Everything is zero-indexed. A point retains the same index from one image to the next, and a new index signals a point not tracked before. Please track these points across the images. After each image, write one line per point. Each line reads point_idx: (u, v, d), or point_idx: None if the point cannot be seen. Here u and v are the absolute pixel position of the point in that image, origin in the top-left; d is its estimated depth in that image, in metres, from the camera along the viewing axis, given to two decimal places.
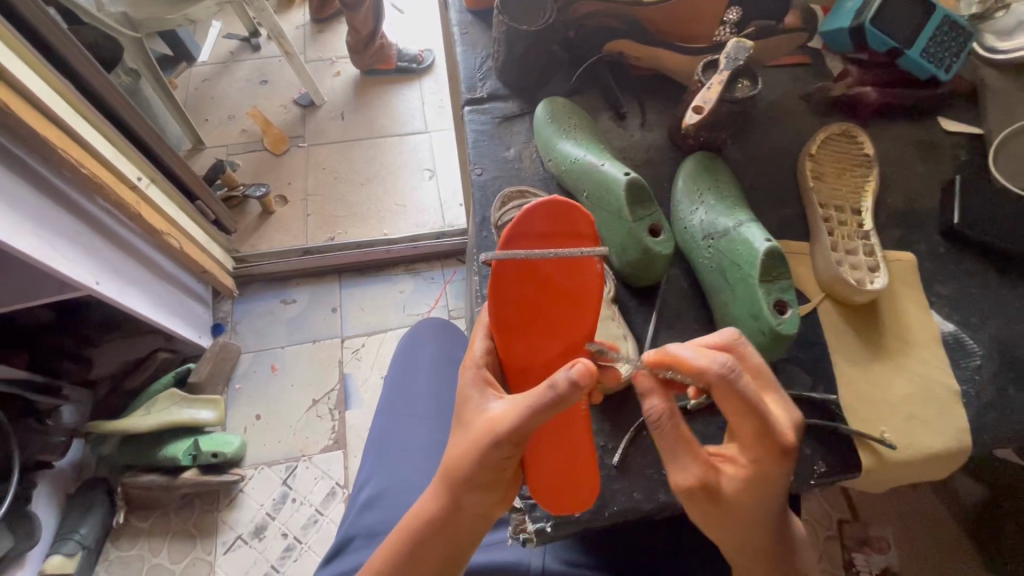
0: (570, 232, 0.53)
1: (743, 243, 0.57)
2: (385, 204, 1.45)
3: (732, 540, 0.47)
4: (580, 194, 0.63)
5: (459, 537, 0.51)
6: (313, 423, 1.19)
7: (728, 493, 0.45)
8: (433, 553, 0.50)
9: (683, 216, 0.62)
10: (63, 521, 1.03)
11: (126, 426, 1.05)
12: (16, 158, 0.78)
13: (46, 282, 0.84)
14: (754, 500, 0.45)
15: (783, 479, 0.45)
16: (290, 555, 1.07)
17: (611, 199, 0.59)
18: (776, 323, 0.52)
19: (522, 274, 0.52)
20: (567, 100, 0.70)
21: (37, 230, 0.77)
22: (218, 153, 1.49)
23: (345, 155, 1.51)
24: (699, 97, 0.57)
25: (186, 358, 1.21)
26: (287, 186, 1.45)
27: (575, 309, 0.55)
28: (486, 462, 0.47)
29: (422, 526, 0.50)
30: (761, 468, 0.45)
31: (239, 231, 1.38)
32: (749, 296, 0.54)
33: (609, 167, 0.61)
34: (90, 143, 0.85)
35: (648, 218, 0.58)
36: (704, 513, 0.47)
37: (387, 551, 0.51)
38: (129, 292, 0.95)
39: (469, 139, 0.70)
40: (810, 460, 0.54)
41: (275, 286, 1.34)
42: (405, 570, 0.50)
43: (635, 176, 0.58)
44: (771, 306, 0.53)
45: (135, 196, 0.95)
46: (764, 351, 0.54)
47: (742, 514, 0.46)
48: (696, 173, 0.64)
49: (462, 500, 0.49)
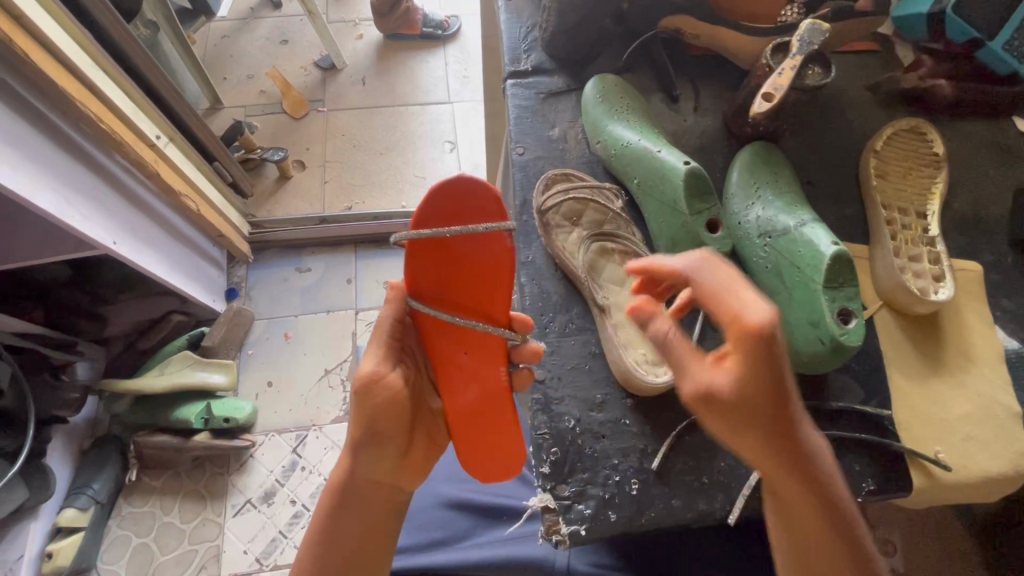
0: (479, 208, 0.53)
1: (806, 243, 0.53)
2: (404, 175, 1.41)
3: (750, 447, 0.43)
4: (631, 181, 0.61)
5: (369, 503, 0.53)
6: (325, 393, 1.19)
7: (729, 395, 0.40)
8: (351, 527, 0.52)
9: (738, 210, 0.59)
10: (76, 476, 1.04)
11: (140, 386, 1.05)
12: (35, 109, 0.75)
13: (63, 239, 0.83)
14: (765, 399, 0.40)
15: (778, 364, 0.38)
16: (298, 522, 1.08)
17: (667, 188, 0.56)
18: (839, 332, 0.50)
19: (437, 255, 0.53)
20: (618, 78, 0.67)
21: (54, 186, 0.75)
22: (235, 113, 1.45)
23: (366, 122, 1.47)
24: (769, 83, 0.53)
25: (200, 322, 1.20)
26: (306, 152, 1.42)
27: (488, 284, 0.55)
28: (364, 415, 0.50)
29: (332, 497, 0.52)
30: (750, 356, 0.39)
31: (255, 195, 1.36)
32: (810, 302, 0.52)
33: (666, 155, 0.58)
34: (110, 97, 0.82)
35: (706, 213, 0.56)
36: (713, 420, 0.43)
37: (308, 536, 0.53)
38: (145, 254, 0.94)
39: (512, 114, 0.67)
40: (860, 478, 0.52)
41: (290, 254, 1.32)
42: (326, 549, 0.52)
43: (695, 166, 0.55)
44: (835, 316, 0.50)
45: (153, 155, 0.92)
46: (823, 363, 0.51)
47: (755, 415, 0.40)
48: (753, 165, 0.60)
49: (354, 463, 0.51)
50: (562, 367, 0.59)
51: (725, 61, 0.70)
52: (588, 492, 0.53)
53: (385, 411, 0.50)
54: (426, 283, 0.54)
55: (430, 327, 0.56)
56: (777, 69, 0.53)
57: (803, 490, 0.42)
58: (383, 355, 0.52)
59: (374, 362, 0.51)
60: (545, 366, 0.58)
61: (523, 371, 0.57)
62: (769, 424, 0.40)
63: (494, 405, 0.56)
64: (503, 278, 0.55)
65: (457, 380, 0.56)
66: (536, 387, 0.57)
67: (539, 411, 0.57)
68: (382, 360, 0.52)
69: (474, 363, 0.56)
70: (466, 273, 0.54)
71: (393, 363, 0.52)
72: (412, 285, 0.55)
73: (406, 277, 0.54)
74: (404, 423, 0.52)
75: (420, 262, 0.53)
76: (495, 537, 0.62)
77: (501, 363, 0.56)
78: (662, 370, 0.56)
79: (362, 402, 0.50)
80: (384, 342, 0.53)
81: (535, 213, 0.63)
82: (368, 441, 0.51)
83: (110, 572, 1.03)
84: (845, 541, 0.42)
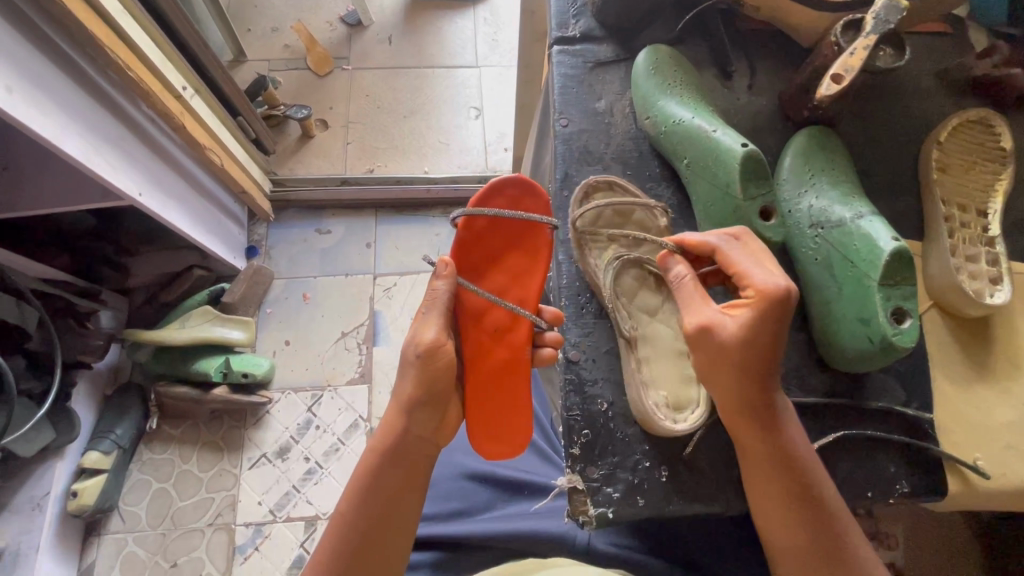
0: (530, 203, 0.61)
1: (862, 236, 0.53)
2: (428, 140, 1.39)
3: (729, 401, 0.51)
4: (680, 159, 0.60)
5: (416, 465, 0.52)
6: (342, 354, 1.20)
7: (730, 334, 0.49)
8: (395, 485, 0.51)
9: (790, 198, 0.58)
10: (100, 420, 1.07)
11: (162, 338, 1.07)
12: (64, 54, 0.73)
13: (88, 187, 0.83)
14: (747, 349, 0.49)
15: (779, 325, 0.48)
16: (311, 478, 1.11)
17: (721, 171, 0.56)
18: (891, 332, 0.50)
19: (488, 234, 0.61)
20: (672, 49, 0.65)
21: (82, 133, 0.74)
22: (259, 67, 1.42)
23: (391, 83, 1.44)
24: (839, 63, 0.51)
25: (220, 278, 1.21)
26: (329, 111, 1.39)
27: (528, 270, 0.61)
28: (426, 373, 0.52)
29: (378, 459, 0.51)
30: (761, 314, 0.48)
31: (278, 152, 1.34)
32: (864, 298, 0.52)
33: (722, 134, 0.57)
34: (139, 44, 0.80)
35: (761, 199, 0.56)
36: (700, 361, 0.52)
37: (349, 495, 0.50)
38: (168, 206, 0.94)
39: (556, 82, 0.65)
40: (894, 479, 0.55)
41: (311, 214, 1.31)
42: (370, 509, 0.50)
43: (754, 150, 0.54)
44: (889, 317, 0.51)
45: (180, 106, 0.90)
46: (876, 359, 0.52)
47: (733, 367, 0.50)
48: (809, 150, 0.59)
49: (409, 421, 0.52)
50: (597, 349, 0.59)
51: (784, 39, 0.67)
52: (617, 476, 0.55)
53: (445, 376, 0.53)
54: (471, 260, 0.61)
55: (467, 302, 0.60)
56: (849, 49, 0.51)
57: (778, 457, 0.50)
58: (442, 324, 0.54)
59: (434, 332, 0.53)
60: (579, 346, 0.59)
61: (547, 351, 0.59)
62: (744, 380, 0.50)
63: (514, 382, 0.59)
64: (541, 265, 0.61)
65: (485, 355, 0.59)
66: (569, 367, 0.58)
67: (572, 391, 0.57)
68: (443, 328, 0.54)
69: (503, 339, 0.60)
70: (506, 257, 0.62)
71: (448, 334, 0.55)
72: (461, 260, 0.61)
73: (453, 251, 0.61)
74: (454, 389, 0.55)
75: (472, 241, 0.61)
76: (517, 511, 0.63)
77: (526, 343, 0.60)
78: (681, 416, 0.56)
79: (428, 364, 0.52)
80: (442, 313, 0.55)
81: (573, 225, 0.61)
82: (426, 403, 0.52)
83: (131, 514, 1.07)
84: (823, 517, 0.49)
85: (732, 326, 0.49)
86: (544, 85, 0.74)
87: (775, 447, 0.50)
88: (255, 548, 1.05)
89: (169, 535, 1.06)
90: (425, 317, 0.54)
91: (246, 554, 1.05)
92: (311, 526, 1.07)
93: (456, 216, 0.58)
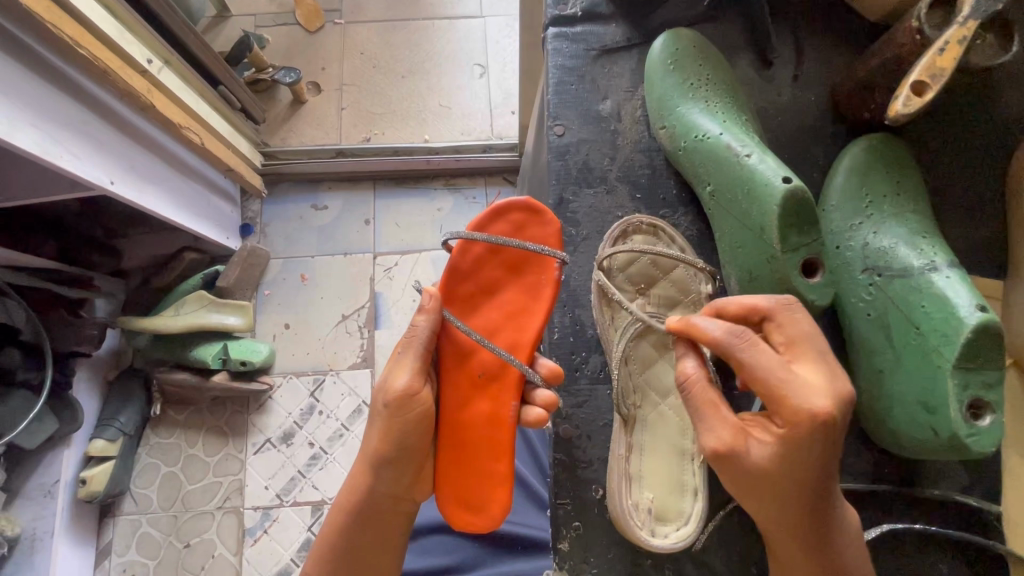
0: (538, 234, 0.60)
1: (919, 286, 0.56)
2: (428, 103, 1.27)
3: (764, 510, 0.52)
4: (705, 185, 0.63)
5: (384, 523, 0.57)
6: (342, 338, 1.16)
7: (756, 460, 0.49)
8: (362, 541, 0.57)
9: (848, 227, 0.62)
10: (104, 406, 1.07)
11: (155, 326, 1.04)
12: (11, 36, 0.64)
13: (56, 177, 0.76)
14: (779, 473, 0.49)
15: (817, 450, 0.47)
16: (316, 463, 1.10)
17: (737, 202, 0.58)
18: (965, 433, 0.51)
19: (487, 263, 0.60)
20: (693, 33, 0.68)
21: (38, 122, 0.67)
22: (244, 24, 1.30)
23: (388, 39, 1.31)
24: (924, 71, 0.47)
25: (215, 259, 1.17)
26: (321, 72, 1.28)
27: (526, 308, 0.60)
28: (392, 423, 0.53)
29: (346, 517, 0.57)
30: (794, 443, 0.47)
31: (268, 121, 1.25)
32: (937, 383, 0.53)
33: (759, 162, 0.57)
34: (89, 15, 0.71)
35: (804, 250, 0.55)
36: (726, 479, 0.51)
37: (322, 541, 0.58)
38: (147, 191, 0.87)
39: (554, 69, 0.71)
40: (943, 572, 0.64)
41: (306, 188, 1.24)
42: (338, 557, 0.57)
43: (797, 185, 0.53)
44: (964, 413, 0.51)
45: (147, 83, 0.82)
46: (942, 450, 0.53)
47: (770, 488, 0.50)
48: (863, 168, 0.63)
49: (374, 483, 0.55)
50: (592, 423, 0.65)
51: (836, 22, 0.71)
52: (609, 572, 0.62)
53: (414, 428, 0.53)
54: (466, 291, 0.60)
55: (454, 339, 0.59)
56: (937, 43, 0.47)
57: (811, 553, 0.53)
58: (418, 369, 0.54)
59: (407, 378, 0.53)
60: (573, 421, 0.65)
61: (537, 410, 0.57)
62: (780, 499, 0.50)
63: (497, 434, 0.58)
64: (541, 304, 0.60)
65: (468, 403, 0.58)
66: (561, 447, 0.64)
67: (565, 469, 0.63)
68: (418, 374, 0.54)
69: (489, 384, 0.59)
70: (501, 292, 0.61)
71: (424, 379, 0.54)
72: (452, 291, 0.60)
73: (446, 280, 0.60)
74: (426, 442, 0.55)
75: (468, 269, 0.60)
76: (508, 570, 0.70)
77: (515, 395, 0.58)
78: (659, 529, 0.59)
79: (398, 415, 0.52)
80: (418, 355, 0.55)
81: (602, 261, 0.64)
82: (392, 462, 0.54)
83: (143, 496, 1.08)
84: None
85: (764, 451, 0.49)
86: (544, 65, 0.79)
87: (814, 554, 0.53)
88: (264, 531, 1.06)
89: (181, 517, 1.07)
90: (401, 358, 0.55)
91: (255, 537, 1.06)
92: (317, 510, 1.08)
93: (451, 239, 0.58)
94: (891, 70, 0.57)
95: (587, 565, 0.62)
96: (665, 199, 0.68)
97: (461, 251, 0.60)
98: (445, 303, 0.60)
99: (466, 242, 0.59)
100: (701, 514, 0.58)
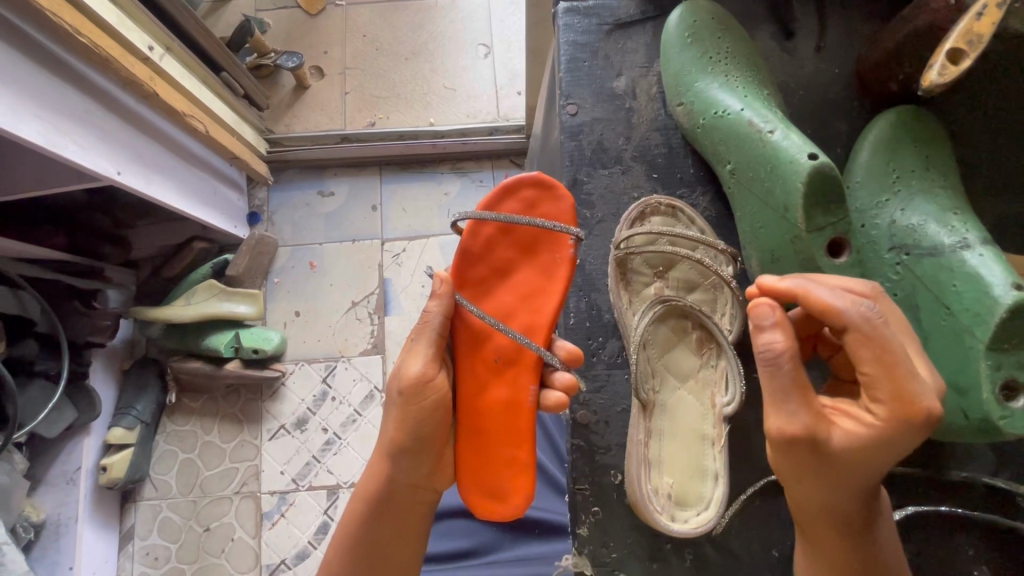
0: (551, 211, 0.60)
1: (949, 266, 0.54)
2: (432, 85, 1.25)
3: (810, 496, 0.51)
4: (725, 165, 0.61)
5: (404, 512, 0.58)
6: (353, 325, 1.16)
7: (835, 448, 0.47)
8: (381, 531, 0.58)
9: (875, 205, 0.60)
10: (121, 395, 1.09)
11: (168, 314, 1.05)
12: (11, 26, 0.63)
13: (63, 169, 0.76)
14: (856, 465, 0.47)
15: (902, 446, 0.45)
16: (330, 448, 1.11)
17: (759, 181, 0.57)
18: (998, 417, 0.48)
19: (498, 244, 0.60)
20: (710, 4, 0.66)
21: (43, 113, 0.67)
22: (245, 8, 1.28)
23: (389, 20, 1.28)
24: (959, 38, 0.46)
25: (224, 248, 1.17)
26: (324, 56, 1.26)
27: (541, 289, 0.60)
28: (408, 413, 0.53)
29: (366, 506, 0.58)
30: (884, 436, 0.45)
31: (272, 107, 1.24)
32: (968, 364, 0.51)
33: (783, 139, 0.55)
34: (90, 3, 0.70)
35: (829, 229, 0.54)
36: (785, 462, 0.49)
37: (343, 530, 0.59)
38: (153, 181, 0.87)
39: (564, 47, 0.69)
40: (973, 560, 0.63)
41: (312, 175, 1.23)
42: (356, 549, 0.57)
43: (823, 162, 0.51)
44: (997, 395, 0.49)
45: (149, 70, 0.81)
46: (972, 432, 0.52)
47: (830, 474, 0.48)
48: (891, 142, 0.61)
49: (392, 472, 0.56)
50: (609, 409, 0.64)
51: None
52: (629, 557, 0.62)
53: (429, 415, 0.53)
54: (479, 274, 0.60)
55: (468, 324, 0.59)
56: (975, 10, 0.46)
57: (846, 538, 0.52)
58: (431, 356, 0.54)
59: (421, 365, 0.53)
60: (590, 406, 0.65)
61: (556, 394, 0.56)
62: (835, 486, 0.49)
63: (516, 418, 0.57)
64: (556, 284, 0.59)
65: (485, 388, 0.58)
66: (578, 433, 0.64)
67: (581, 455, 0.63)
68: (431, 362, 0.54)
69: (506, 369, 0.58)
70: (515, 274, 0.60)
71: (438, 365, 0.54)
72: (464, 275, 0.60)
73: (458, 263, 0.60)
74: (444, 430, 0.55)
75: (479, 251, 0.60)
76: (525, 554, 0.71)
77: (533, 379, 0.58)
78: (679, 515, 0.59)
79: (412, 403, 0.52)
80: (432, 341, 0.54)
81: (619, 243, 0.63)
82: (409, 451, 0.54)
83: (162, 482, 1.10)
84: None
85: (845, 439, 0.46)
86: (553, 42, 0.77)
87: (858, 548, 0.52)
88: (281, 514, 1.08)
89: (200, 502, 1.09)
90: (414, 345, 0.55)
91: (273, 520, 1.08)
92: (332, 495, 1.09)
93: (459, 220, 0.58)
94: (923, 36, 0.55)
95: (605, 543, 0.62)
96: (683, 178, 0.67)
97: (471, 232, 0.60)
98: (458, 288, 0.59)
99: (476, 223, 0.59)
100: (721, 499, 0.58)
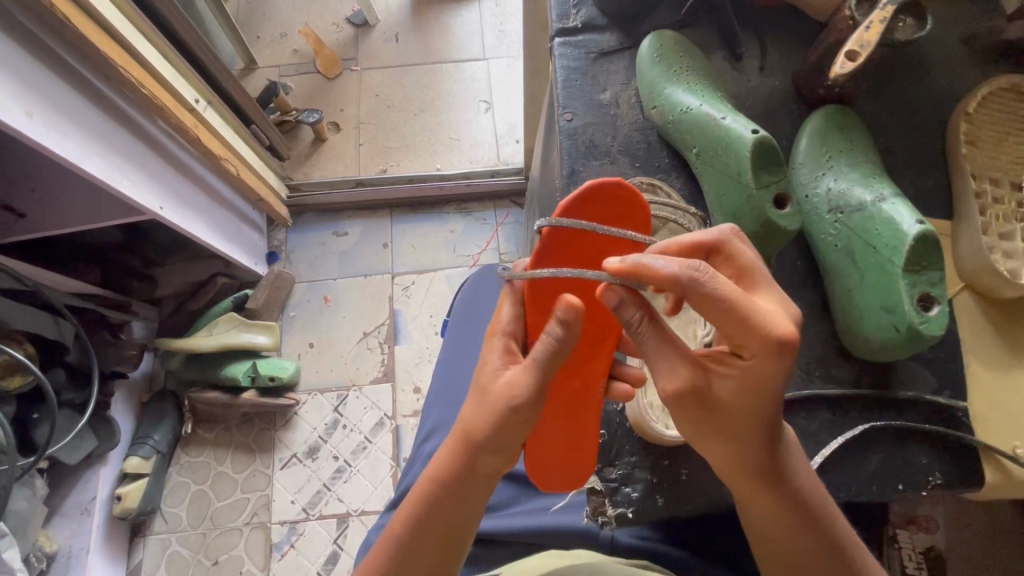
0: (628, 218, 0.58)
1: (875, 217, 0.62)
2: (438, 136, 1.39)
3: (729, 458, 0.53)
4: (690, 151, 0.71)
5: (473, 505, 0.57)
6: (364, 355, 1.22)
7: (717, 392, 0.50)
8: (447, 516, 0.56)
9: (808, 182, 0.68)
10: (139, 426, 1.12)
11: (192, 345, 1.10)
12: (79, 74, 0.75)
13: (113, 205, 0.85)
14: (745, 403, 0.49)
15: (778, 377, 0.48)
16: (341, 476, 1.13)
17: (719, 162, 0.67)
18: (918, 321, 0.58)
19: (574, 250, 0.57)
20: (674, 33, 0.77)
21: (106, 153, 0.77)
22: (270, 74, 1.44)
23: (399, 82, 1.43)
24: (856, 40, 0.58)
25: (244, 285, 1.24)
26: (340, 113, 1.40)
27: None
28: (498, 416, 0.53)
29: (435, 489, 0.56)
30: (756, 369, 0.47)
31: (292, 158, 1.36)
32: (890, 286, 0.59)
33: (732, 122, 0.66)
34: (150, 61, 0.82)
35: (773, 186, 0.63)
36: (699, 419, 0.52)
37: (406, 510, 0.57)
38: (189, 216, 0.95)
39: (562, 74, 0.79)
40: (929, 472, 0.62)
41: (328, 217, 1.33)
42: (420, 526, 0.56)
43: (763, 135, 0.63)
44: (915, 304, 0.58)
45: (194, 119, 0.92)
46: (901, 345, 0.59)
47: (731, 429, 0.51)
48: (825, 130, 0.69)
49: (475, 465, 0.55)
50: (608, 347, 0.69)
51: (798, 16, 0.79)
52: (635, 476, 0.62)
53: (520, 422, 0.53)
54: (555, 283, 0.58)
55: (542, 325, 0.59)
56: (865, 23, 0.59)
57: (783, 509, 0.53)
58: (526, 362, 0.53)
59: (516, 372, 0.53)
60: None
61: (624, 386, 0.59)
62: (728, 434, 0.51)
63: (586, 412, 0.61)
64: None
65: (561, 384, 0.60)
66: None
67: None
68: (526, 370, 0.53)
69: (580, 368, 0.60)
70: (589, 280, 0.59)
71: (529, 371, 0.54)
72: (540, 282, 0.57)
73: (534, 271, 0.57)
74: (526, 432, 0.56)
75: (555, 259, 0.57)
76: (536, 507, 0.71)
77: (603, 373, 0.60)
78: (673, 423, 0.63)
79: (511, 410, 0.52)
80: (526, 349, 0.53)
81: None
82: (496, 450, 0.54)
83: (173, 515, 1.11)
84: (823, 560, 0.53)
85: (724, 388, 0.49)
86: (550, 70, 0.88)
87: (774, 494, 0.53)
88: (291, 546, 1.08)
89: (209, 535, 1.10)
90: None
91: (282, 552, 1.08)
92: (343, 523, 1.10)
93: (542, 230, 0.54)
94: (836, 50, 0.66)
95: (612, 460, 0.63)
96: (660, 165, 0.75)
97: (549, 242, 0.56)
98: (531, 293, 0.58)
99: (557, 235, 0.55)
100: None
